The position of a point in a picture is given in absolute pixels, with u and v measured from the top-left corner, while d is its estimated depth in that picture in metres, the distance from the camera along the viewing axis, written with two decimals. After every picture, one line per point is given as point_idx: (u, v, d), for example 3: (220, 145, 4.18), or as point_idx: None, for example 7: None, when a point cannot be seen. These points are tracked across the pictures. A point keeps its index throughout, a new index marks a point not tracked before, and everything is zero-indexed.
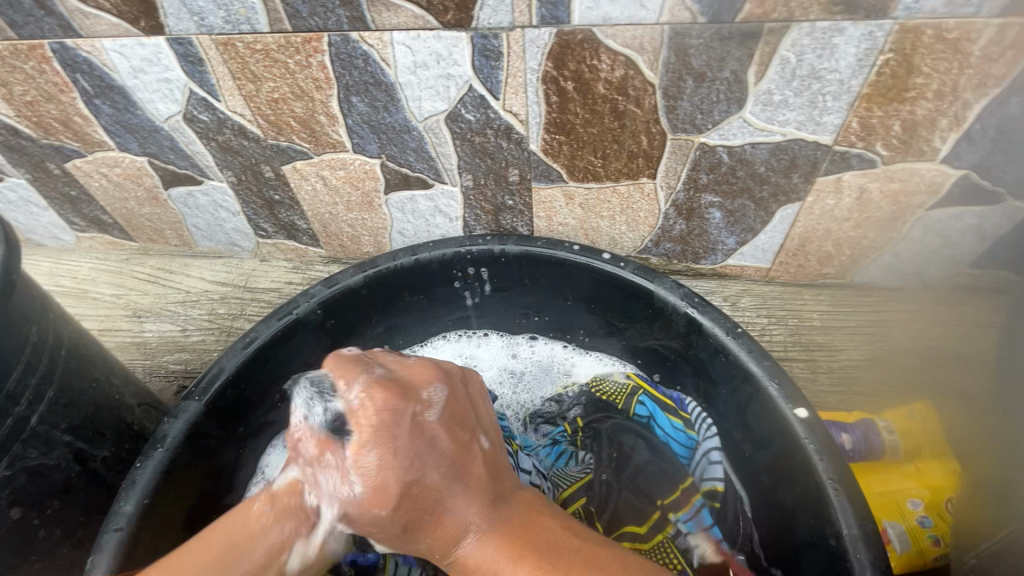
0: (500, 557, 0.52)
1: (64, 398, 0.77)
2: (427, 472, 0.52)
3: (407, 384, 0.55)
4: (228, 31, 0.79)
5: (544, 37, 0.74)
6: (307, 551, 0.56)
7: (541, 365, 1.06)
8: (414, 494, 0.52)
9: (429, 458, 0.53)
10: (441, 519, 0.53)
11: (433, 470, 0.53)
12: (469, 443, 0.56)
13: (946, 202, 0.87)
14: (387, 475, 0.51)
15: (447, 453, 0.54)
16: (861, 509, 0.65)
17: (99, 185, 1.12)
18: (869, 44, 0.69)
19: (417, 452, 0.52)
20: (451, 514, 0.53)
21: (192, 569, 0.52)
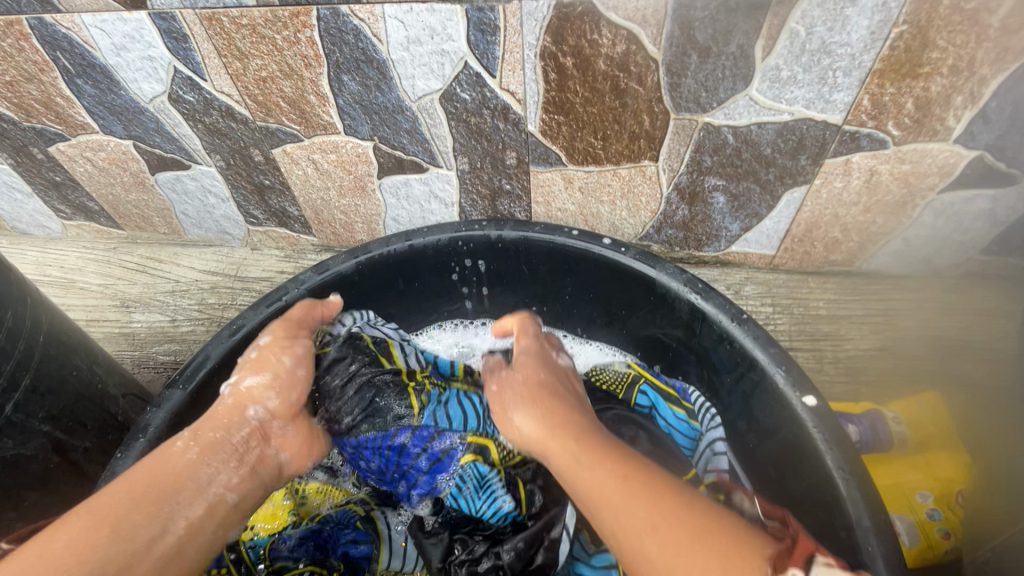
0: (579, 455, 0.57)
1: (41, 386, 0.74)
2: (545, 388, 0.69)
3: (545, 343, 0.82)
4: (212, 5, 0.76)
5: (542, 10, 0.71)
6: (238, 473, 0.64)
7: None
8: (534, 398, 0.68)
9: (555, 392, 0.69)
10: (531, 413, 0.66)
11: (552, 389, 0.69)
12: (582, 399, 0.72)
13: (959, 185, 0.84)
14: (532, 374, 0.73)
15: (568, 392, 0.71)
16: (873, 500, 0.62)
17: (84, 170, 1.09)
18: (883, 15, 0.66)
19: (543, 370, 0.73)
20: (539, 410, 0.66)
21: (127, 494, 0.55)
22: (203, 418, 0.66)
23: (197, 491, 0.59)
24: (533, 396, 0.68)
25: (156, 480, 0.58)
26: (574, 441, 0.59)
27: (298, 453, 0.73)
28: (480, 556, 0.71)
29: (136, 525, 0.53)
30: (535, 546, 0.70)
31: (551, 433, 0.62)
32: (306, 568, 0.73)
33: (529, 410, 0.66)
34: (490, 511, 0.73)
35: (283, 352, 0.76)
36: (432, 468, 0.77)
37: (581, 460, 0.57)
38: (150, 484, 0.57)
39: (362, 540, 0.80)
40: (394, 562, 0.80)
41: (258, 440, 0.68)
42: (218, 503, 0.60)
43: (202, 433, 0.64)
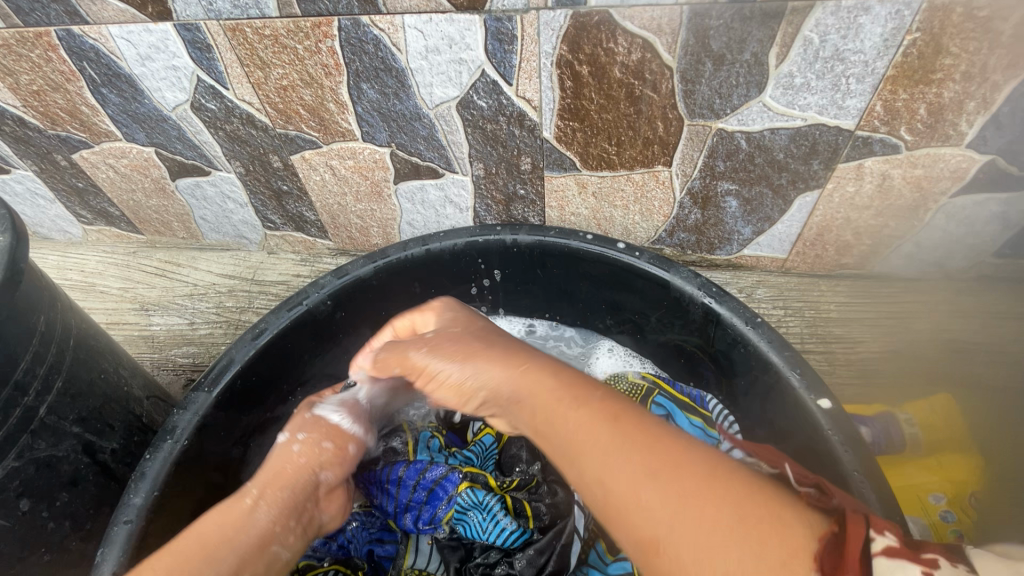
0: (561, 405, 0.53)
1: (71, 389, 0.76)
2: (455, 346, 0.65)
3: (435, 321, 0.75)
4: (237, 16, 0.77)
5: (559, 19, 0.72)
6: (292, 530, 0.65)
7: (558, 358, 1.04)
8: (460, 355, 0.63)
9: (471, 345, 0.64)
10: (462, 364, 0.62)
11: (477, 347, 0.64)
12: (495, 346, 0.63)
13: (971, 189, 0.85)
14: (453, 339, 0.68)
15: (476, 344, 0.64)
16: (890, 502, 0.62)
17: (106, 177, 1.11)
18: (896, 23, 0.67)
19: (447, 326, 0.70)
20: (489, 371, 0.60)
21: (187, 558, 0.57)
22: (268, 471, 0.68)
23: (258, 551, 0.61)
24: (469, 352, 0.63)
25: (221, 535, 0.60)
26: (553, 392, 0.55)
27: (338, 517, 0.73)
28: (495, 562, 0.74)
29: None
30: (545, 554, 0.73)
31: (510, 380, 0.58)
32: (331, 566, 0.74)
33: (472, 372, 0.61)
34: (494, 531, 0.74)
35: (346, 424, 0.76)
36: (430, 497, 0.78)
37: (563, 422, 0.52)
38: (232, 527, 0.61)
39: (388, 539, 0.81)
40: (421, 561, 0.79)
41: (311, 496, 0.68)
42: (273, 561, 0.62)
43: (269, 487, 0.66)
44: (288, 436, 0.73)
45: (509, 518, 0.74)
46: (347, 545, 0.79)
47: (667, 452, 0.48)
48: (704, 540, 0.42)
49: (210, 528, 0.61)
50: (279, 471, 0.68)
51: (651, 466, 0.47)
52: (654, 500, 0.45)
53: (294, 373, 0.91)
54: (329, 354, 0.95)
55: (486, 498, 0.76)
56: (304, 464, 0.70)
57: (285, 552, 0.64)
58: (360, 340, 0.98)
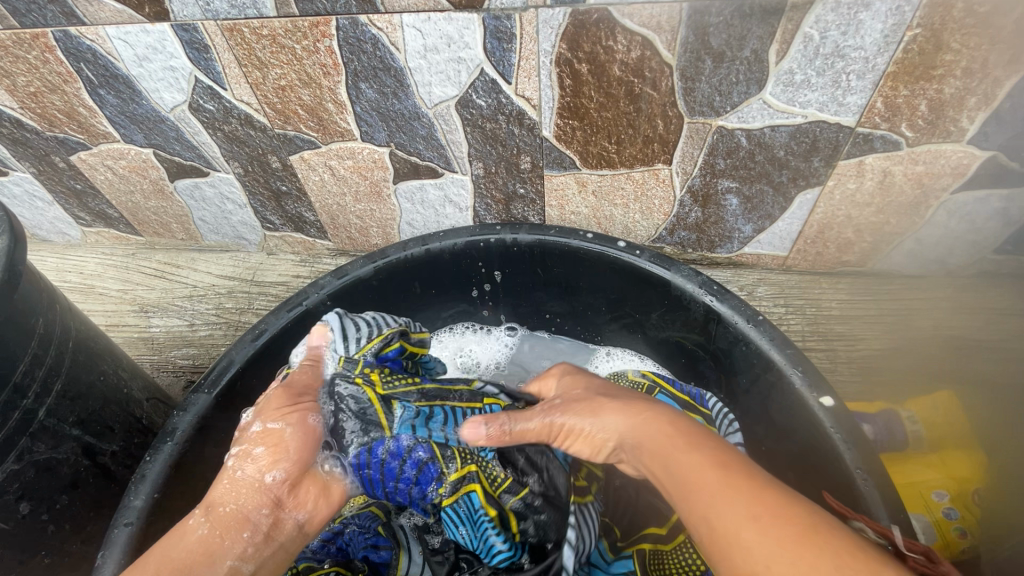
0: (674, 442, 0.53)
1: (71, 391, 0.75)
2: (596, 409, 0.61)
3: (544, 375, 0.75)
4: (234, 16, 0.77)
5: (558, 17, 0.72)
6: (253, 542, 0.60)
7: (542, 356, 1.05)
8: (585, 412, 0.61)
9: (602, 404, 0.61)
10: (592, 418, 0.60)
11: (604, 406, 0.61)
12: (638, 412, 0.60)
13: (972, 185, 0.85)
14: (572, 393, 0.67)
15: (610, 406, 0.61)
16: (891, 500, 0.62)
17: (104, 178, 1.11)
18: (897, 19, 0.67)
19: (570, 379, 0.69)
20: (618, 429, 0.58)
21: None
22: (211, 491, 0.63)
23: (213, 567, 0.57)
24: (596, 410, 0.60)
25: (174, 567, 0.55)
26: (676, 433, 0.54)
27: (319, 511, 0.67)
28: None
29: None
30: None
31: (631, 426, 0.57)
32: (331, 569, 0.74)
33: (599, 429, 0.60)
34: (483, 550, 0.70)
35: (276, 410, 0.69)
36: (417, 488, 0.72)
37: (682, 467, 0.50)
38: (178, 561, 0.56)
39: (382, 546, 0.79)
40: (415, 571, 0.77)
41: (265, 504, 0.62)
42: None
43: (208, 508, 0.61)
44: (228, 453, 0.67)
45: (500, 542, 0.69)
46: (345, 548, 0.79)
47: (782, 498, 0.45)
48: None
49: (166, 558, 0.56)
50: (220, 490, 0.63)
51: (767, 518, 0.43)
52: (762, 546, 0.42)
53: None
54: None
55: (480, 518, 0.69)
56: (244, 475, 0.64)
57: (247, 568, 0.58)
58: None
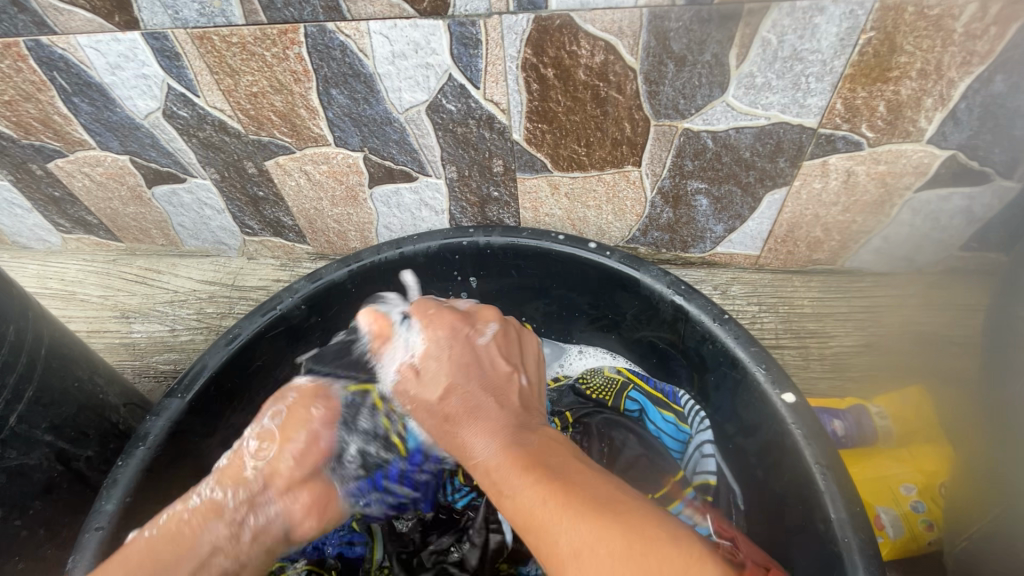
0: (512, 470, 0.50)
1: (44, 397, 0.76)
2: (493, 364, 0.62)
3: (475, 317, 0.70)
4: (204, 24, 0.78)
5: (521, 23, 0.73)
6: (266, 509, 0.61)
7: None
8: (459, 399, 0.59)
9: (481, 367, 0.62)
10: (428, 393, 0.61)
11: (478, 381, 0.60)
12: (518, 375, 0.62)
13: (934, 184, 0.87)
14: (442, 373, 0.62)
15: (497, 373, 0.62)
16: (848, 492, 0.64)
17: (82, 185, 1.11)
18: (851, 22, 0.68)
19: (458, 345, 0.65)
20: (476, 423, 0.56)
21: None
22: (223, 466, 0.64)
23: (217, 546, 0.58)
24: (475, 390, 0.59)
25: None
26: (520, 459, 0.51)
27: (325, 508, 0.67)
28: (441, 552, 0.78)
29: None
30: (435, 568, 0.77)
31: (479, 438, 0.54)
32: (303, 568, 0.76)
33: (470, 405, 0.58)
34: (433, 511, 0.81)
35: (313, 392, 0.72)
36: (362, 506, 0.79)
37: (516, 472, 0.49)
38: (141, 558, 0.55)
39: (357, 542, 0.80)
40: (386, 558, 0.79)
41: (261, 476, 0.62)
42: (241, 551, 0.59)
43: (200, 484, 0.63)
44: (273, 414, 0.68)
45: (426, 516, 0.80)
46: (321, 546, 0.79)
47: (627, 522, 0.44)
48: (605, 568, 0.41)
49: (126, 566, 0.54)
50: (230, 464, 0.63)
51: (588, 520, 0.44)
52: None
53: (273, 376, 0.92)
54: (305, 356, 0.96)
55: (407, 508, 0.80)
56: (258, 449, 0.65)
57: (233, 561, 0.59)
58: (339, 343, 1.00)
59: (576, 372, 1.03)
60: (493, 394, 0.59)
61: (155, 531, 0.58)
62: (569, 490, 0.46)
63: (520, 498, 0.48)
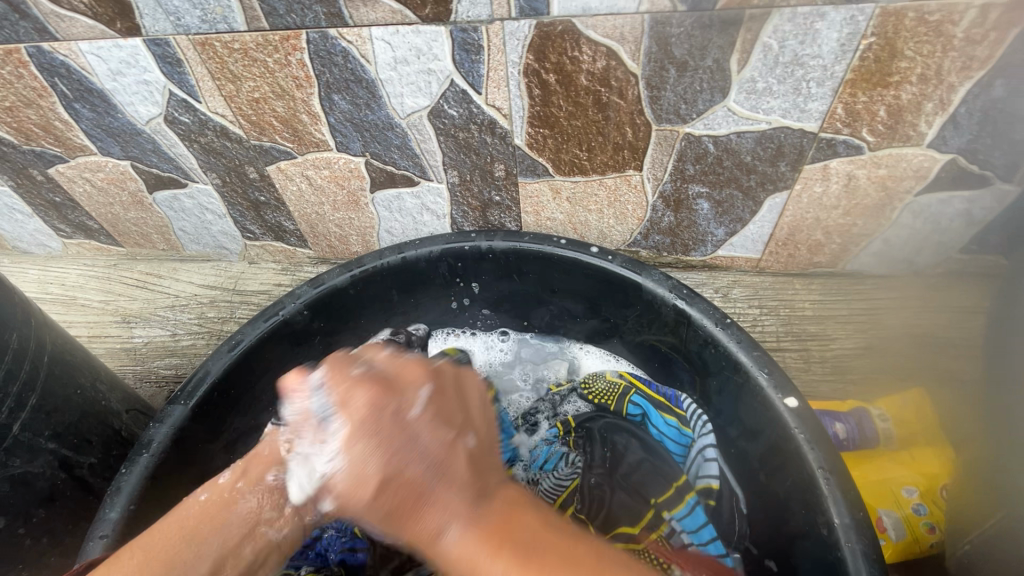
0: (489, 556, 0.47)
1: (46, 405, 0.76)
2: (425, 430, 0.52)
3: (396, 379, 0.56)
4: (205, 31, 0.78)
5: (523, 29, 0.73)
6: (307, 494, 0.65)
7: (520, 361, 1.06)
8: (396, 489, 0.50)
9: (412, 447, 0.51)
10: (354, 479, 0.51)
11: (416, 463, 0.51)
12: (459, 436, 0.54)
13: (935, 187, 0.87)
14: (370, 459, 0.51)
15: (431, 445, 0.52)
16: (853, 498, 0.64)
17: (83, 190, 1.11)
18: (852, 28, 0.68)
19: (387, 420, 0.52)
20: (435, 508, 0.49)
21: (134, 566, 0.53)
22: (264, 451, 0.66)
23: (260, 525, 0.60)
24: (412, 474, 0.50)
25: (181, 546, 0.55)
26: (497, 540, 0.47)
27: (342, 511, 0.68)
28: None
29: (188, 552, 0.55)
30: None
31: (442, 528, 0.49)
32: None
33: (417, 493, 0.50)
34: None
35: None
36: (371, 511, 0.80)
37: (489, 556, 0.47)
38: (193, 523, 0.57)
39: (360, 548, 0.80)
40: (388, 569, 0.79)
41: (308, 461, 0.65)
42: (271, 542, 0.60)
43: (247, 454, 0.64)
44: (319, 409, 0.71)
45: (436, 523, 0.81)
46: (324, 553, 0.79)
47: None
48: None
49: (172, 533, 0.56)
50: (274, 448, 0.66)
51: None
52: None
53: (275, 382, 0.92)
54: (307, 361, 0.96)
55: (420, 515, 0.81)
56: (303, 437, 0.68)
57: (278, 534, 0.60)
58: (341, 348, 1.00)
59: (582, 373, 1.03)
60: (438, 470, 0.51)
61: (208, 496, 0.60)
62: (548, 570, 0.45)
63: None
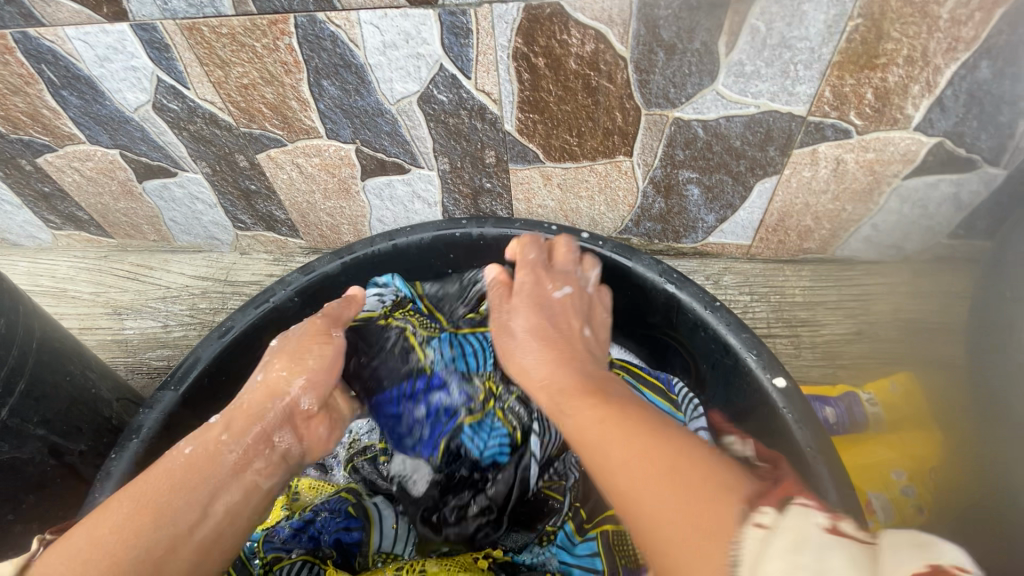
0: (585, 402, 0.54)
1: (35, 391, 0.75)
2: (562, 307, 0.72)
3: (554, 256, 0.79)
4: (192, 15, 0.77)
5: (511, 12, 0.73)
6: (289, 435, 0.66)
7: None
8: (530, 334, 0.68)
9: (553, 302, 0.72)
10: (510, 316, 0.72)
11: (549, 311, 0.71)
12: (581, 326, 0.71)
13: (922, 171, 0.87)
14: (523, 303, 0.72)
15: (564, 317, 0.71)
16: (839, 475, 0.64)
17: (72, 180, 1.11)
18: (838, 9, 0.68)
19: (540, 281, 0.75)
20: (537, 347, 0.65)
21: (115, 521, 0.51)
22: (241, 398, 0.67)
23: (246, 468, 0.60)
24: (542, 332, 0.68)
25: (178, 486, 0.55)
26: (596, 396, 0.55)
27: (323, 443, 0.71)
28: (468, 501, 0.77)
29: (179, 508, 0.53)
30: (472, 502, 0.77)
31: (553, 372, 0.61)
32: (300, 556, 0.74)
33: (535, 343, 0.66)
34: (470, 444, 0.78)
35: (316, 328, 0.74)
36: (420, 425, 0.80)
37: (575, 396, 0.57)
38: (181, 473, 0.56)
39: (354, 527, 0.78)
40: (387, 543, 0.79)
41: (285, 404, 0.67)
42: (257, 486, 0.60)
43: (235, 409, 0.65)
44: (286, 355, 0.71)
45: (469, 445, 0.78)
46: (317, 535, 0.77)
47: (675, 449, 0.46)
48: (649, 481, 0.44)
49: (161, 482, 0.55)
50: (251, 395, 0.67)
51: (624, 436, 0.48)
52: (649, 486, 0.43)
53: None
54: None
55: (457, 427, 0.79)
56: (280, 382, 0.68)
57: (270, 476, 0.62)
58: None
59: None
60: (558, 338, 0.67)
61: (193, 449, 0.59)
62: (624, 415, 0.51)
63: (575, 415, 0.54)
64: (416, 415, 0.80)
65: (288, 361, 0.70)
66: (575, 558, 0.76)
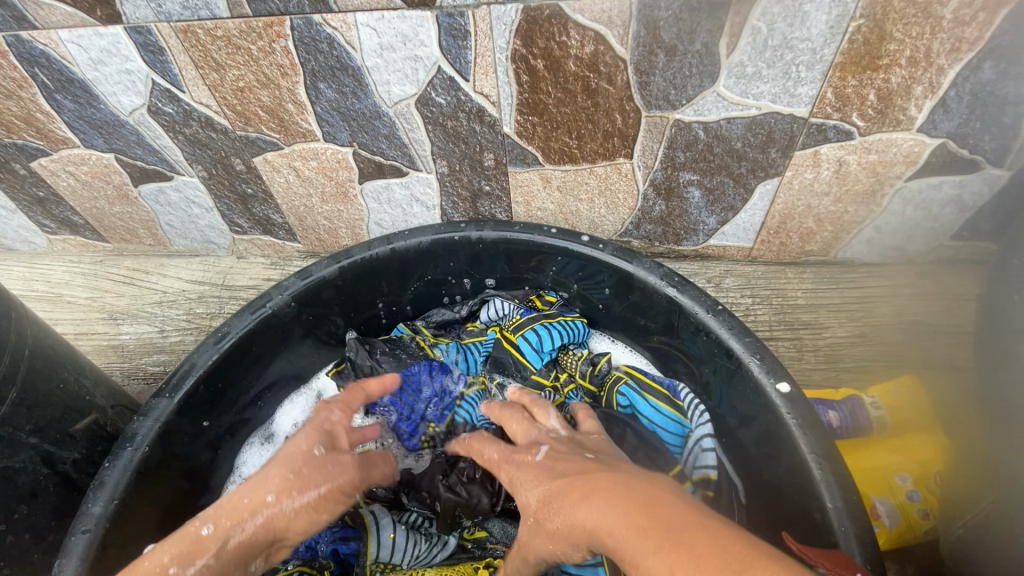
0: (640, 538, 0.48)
1: (28, 399, 0.74)
2: (556, 459, 0.65)
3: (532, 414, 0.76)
4: (187, 18, 0.76)
5: (510, 14, 0.72)
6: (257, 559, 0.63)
7: None
8: (550, 504, 0.59)
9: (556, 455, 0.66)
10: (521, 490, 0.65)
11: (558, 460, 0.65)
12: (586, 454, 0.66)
13: (925, 172, 0.87)
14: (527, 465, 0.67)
15: (570, 459, 0.64)
16: (844, 481, 0.63)
17: (66, 184, 1.10)
18: (841, 10, 0.67)
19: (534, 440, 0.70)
20: (563, 498, 0.58)
21: None
22: (233, 501, 0.62)
23: None
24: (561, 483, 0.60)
25: None
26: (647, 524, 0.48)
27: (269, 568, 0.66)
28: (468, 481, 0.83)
29: None
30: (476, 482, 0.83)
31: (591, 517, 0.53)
32: (293, 569, 0.73)
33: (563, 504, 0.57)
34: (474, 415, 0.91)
35: (339, 458, 0.69)
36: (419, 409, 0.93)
37: (634, 537, 0.48)
38: None
39: (351, 538, 0.78)
40: (384, 553, 0.76)
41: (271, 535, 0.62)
42: None
43: (222, 517, 0.61)
44: (300, 472, 0.65)
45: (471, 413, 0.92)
46: (314, 546, 0.78)
47: None
48: None
49: None
50: (245, 501, 0.62)
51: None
52: None
53: (263, 373, 0.91)
54: (297, 351, 0.95)
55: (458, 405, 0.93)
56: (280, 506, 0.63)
57: None
58: (331, 339, 0.99)
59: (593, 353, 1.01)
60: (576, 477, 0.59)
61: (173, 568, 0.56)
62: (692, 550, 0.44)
63: (651, 571, 0.45)
64: (420, 407, 0.93)
65: (302, 487, 0.65)
66: (577, 567, 0.76)
